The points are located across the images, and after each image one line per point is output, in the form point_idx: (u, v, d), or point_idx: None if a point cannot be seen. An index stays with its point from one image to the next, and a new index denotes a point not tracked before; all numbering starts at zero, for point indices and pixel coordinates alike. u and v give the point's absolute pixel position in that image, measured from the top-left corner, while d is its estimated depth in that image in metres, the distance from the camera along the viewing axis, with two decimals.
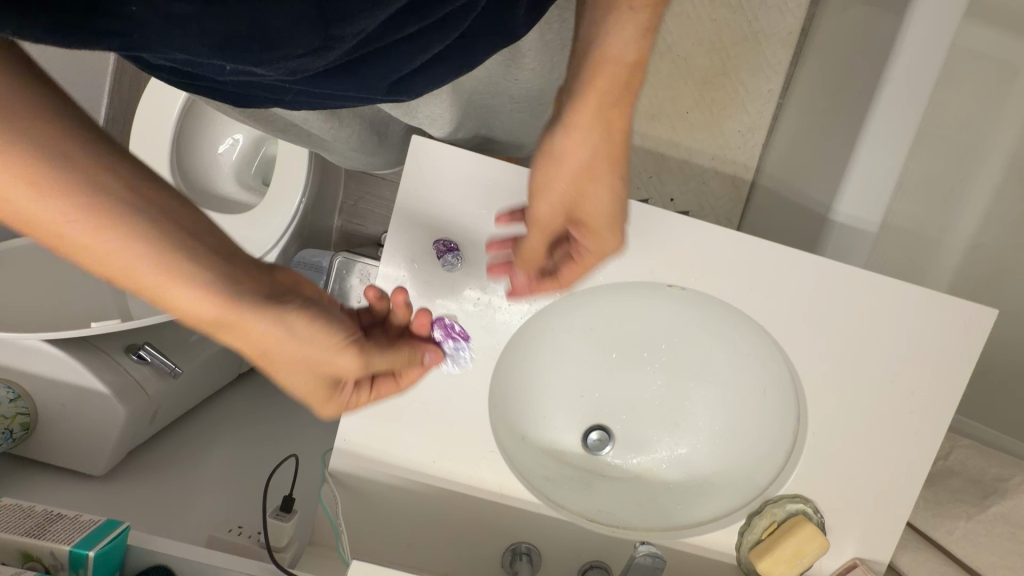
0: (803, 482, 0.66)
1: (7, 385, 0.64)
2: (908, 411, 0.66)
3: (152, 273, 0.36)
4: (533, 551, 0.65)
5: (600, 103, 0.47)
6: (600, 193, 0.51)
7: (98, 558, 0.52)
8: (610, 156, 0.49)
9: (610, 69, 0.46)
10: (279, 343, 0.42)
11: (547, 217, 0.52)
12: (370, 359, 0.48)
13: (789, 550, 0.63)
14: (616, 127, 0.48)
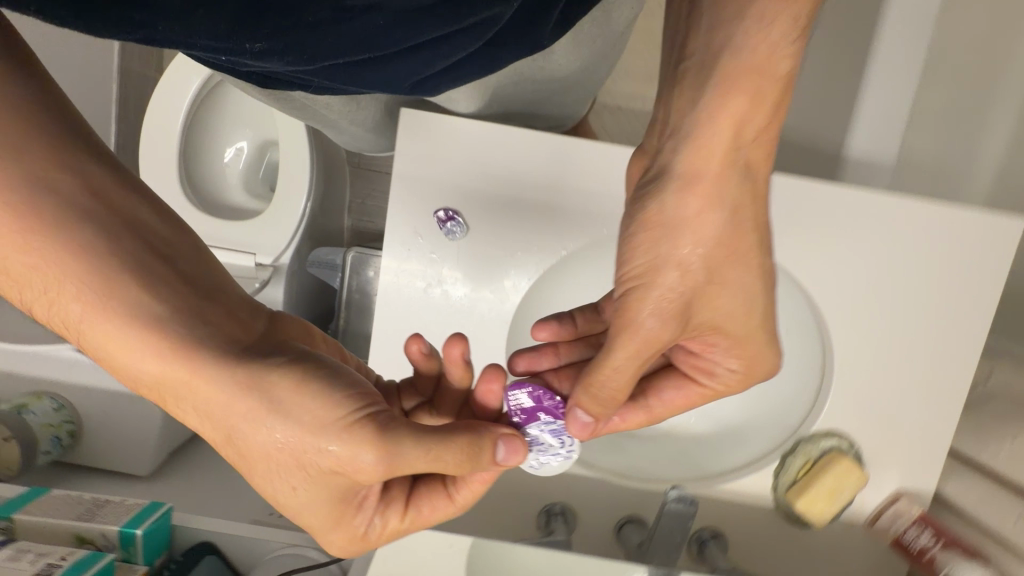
0: (834, 417, 0.65)
1: (51, 397, 0.67)
2: (939, 332, 0.64)
3: (99, 320, 0.35)
4: (567, 511, 0.66)
5: (733, 143, 0.43)
6: (739, 285, 0.47)
7: (145, 536, 0.57)
8: (747, 212, 0.46)
9: (750, 84, 0.42)
10: (262, 420, 0.38)
11: (660, 329, 0.47)
12: (396, 463, 0.40)
13: (827, 487, 0.62)
14: (749, 178, 0.45)
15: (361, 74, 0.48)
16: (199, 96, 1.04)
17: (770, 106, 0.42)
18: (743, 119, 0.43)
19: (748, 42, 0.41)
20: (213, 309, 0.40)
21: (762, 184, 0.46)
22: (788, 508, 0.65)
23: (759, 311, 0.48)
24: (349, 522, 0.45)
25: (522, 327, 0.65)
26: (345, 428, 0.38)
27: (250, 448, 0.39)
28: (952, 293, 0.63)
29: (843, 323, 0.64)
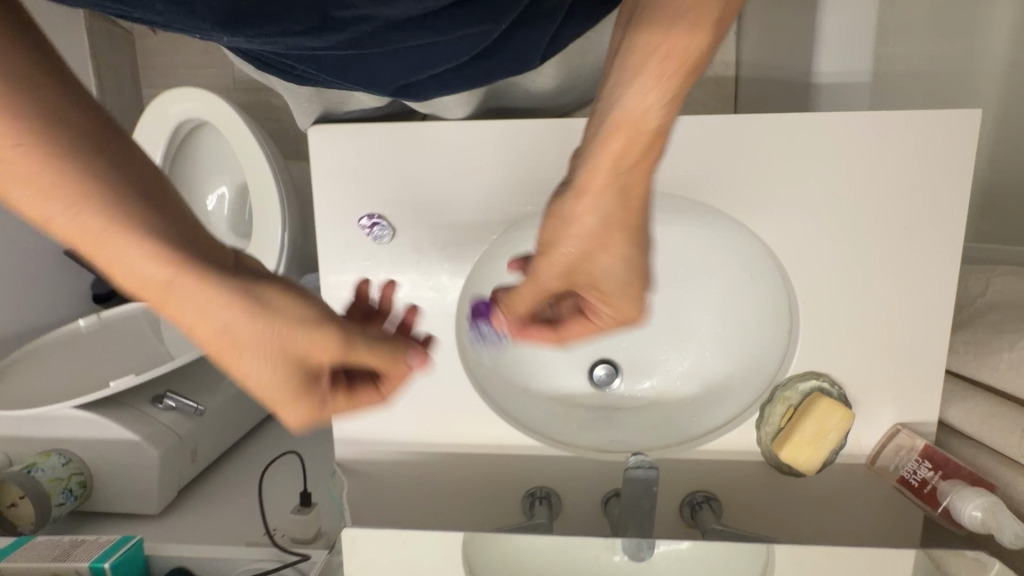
0: (812, 358, 0.61)
1: (59, 453, 0.72)
2: (908, 249, 0.59)
3: (70, 205, 0.35)
4: (551, 494, 0.65)
5: (615, 167, 0.42)
6: (617, 257, 0.45)
7: (116, 566, 0.61)
8: (624, 225, 0.44)
9: (625, 131, 0.41)
10: (230, 309, 0.39)
11: (551, 277, 0.47)
12: (355, 345, 0.42)
13: (811, 431, 0.59)
14: (630, 197, 0.44)
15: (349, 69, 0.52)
16: (173, 146, 1.11)
17: (641, 155, 0.42)
18: (615, 157, 0.42)
19: (630, 98, 0.41)
20: (182, 221, 0.41)
21: (636, 214, 0.45)
22: (776, 459, 0.62)
23: (632, 287, 0.46)
24: (310, 411, 0.43)
25: (468, 316, 0.66)
26: (315, 318, 0.41)
27: (219, 334, 0.39)
28: (915, 208, 0.58)
29: (801, 258, 0.60)
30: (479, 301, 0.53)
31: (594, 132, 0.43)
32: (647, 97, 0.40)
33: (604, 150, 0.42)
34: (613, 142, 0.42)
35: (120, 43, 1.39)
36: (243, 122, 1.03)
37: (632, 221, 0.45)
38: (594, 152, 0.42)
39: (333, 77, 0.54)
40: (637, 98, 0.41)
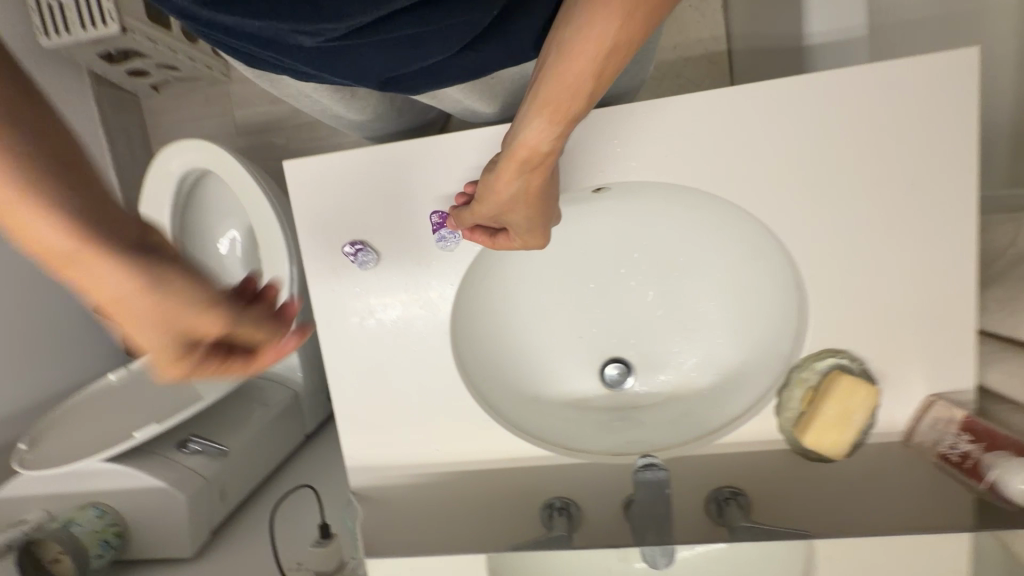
0: (828, 336, 0.58)
1: (94, 505, 0.75)
2: (918, 208, 0.55)
3: None
4: (569, 505, 0.62)
5: (519, 170, 0.50)
6: (524, 216, 0.55)
7: None
8: (527, 201, 0.53)
9: (523, 154, 0.48)
10: (125, 287, 0.36)
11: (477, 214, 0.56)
12: (233, 317, 0.39)
13: (833, 413, 0.55)
14: (532, 191, 0.52)
15: (339, 68, 0.50)
16: (179, 198, 1.14)
17: (537, 173, 0.50)
18: (514, 171, 0.50)
19: (526, 132, 0.47)
20: (72, 168, 0.35)
21: (538, 204, 0.54)
22: (803, 446, 0.58)
23: (539, 223, 0.56)
24: (176, 372, 0.40)
25: (464, 331, 0.66)
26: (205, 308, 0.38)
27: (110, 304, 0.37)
28: (922, 161, 0.54)
29: (803, 229, 0.57)
30: (439, 217, 0.61)
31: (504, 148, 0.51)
32: (541, 131, 0.46)
33: (509, 169, 0.50)
34: (511, 162, 0.49)
35: (128, 107, 1.46)
36: (240, 166, 1.06)
37: (532, 201, 0.53)
38: (501, 161, 0.50)
39: (317, 73, 0.51)
40: (533, 134, 0.47)
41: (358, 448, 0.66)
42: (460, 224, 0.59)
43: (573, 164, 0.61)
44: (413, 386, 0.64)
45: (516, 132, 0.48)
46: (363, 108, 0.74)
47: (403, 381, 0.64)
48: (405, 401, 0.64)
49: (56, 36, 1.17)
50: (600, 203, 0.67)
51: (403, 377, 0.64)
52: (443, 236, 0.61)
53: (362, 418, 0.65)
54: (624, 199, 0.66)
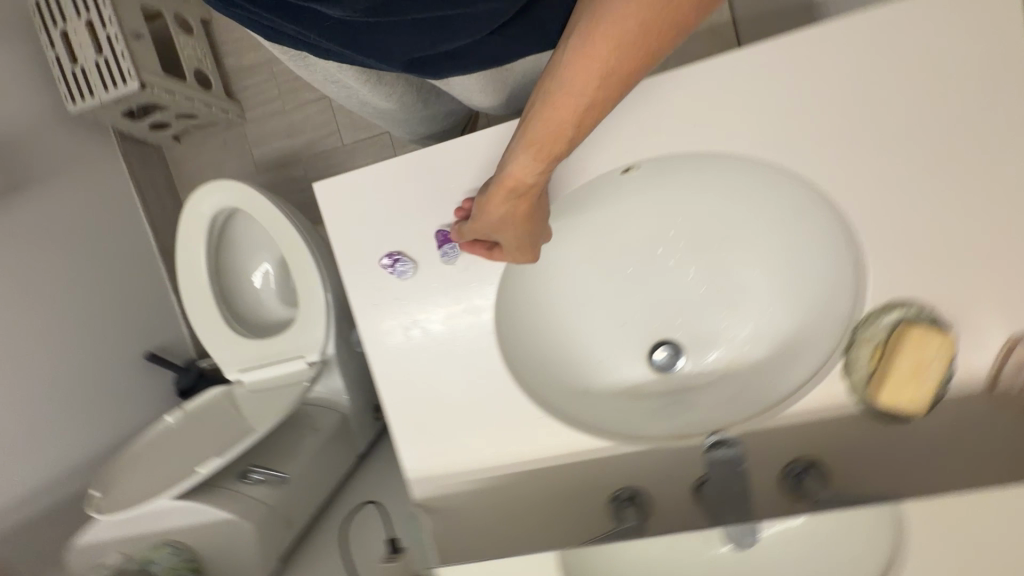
0: (889, 286, 0.55)
1: (171, 546, 0.75)
2: (970, 140, 0.52)
3: None
4: (637, 494, 0.60)
5: (506, 194, 0.53)
6: (515, 236, 0.57)
7: None
8: (514, 227, 0.56)
9: (509, 181, 0.52)
10: None
11: (473, 228, 0.57)
12: None
13: (907, 367, 0.52)
14: (518, 216, 0.55)
15: (361, 48, 0.50)
16: (212, 238, 1.17)
17: (521, 201, 0.54)
18: (502, 199, 0.53)
19: (512, 164, 0.51)
20: None
21: (523, 230, 0.57)
22: (874, 406, 0.55)
23: (528, 244, 0.58)
24: None
25: (508, 330, 0.65)
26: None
27: None
28: (966, 90, 0.51)
29: (847, 179, 0.54)
30: (444, 233, 0.61)
31: (494, 177, 0.54)
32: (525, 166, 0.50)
33: (498, 198, 0.53)
34: (501, 188, 0.52)
35: (152, 160, 1.51)
36: (266, 200, 1.08)
37: (520, 226, 0.56)
38: (490, 186, 0.54)
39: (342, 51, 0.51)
40: (519, 167, 0.51)
41: (416, 459, 0.66)
42: (459, 239, 0.60)
43: (597, 147, 0.60)
44: (464, 391, 0.63)
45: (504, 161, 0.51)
46: (388, 92, 0.75)
47: (452, 387, 0.63)
48: (458, 407, 0.64)
49: (82, 100, 1.23)
50: (627, 184, 0.66)
51: (452, 382, 0.63)
52: (446, 250, 0.61)
53: (417, 428, 0.65)
54: (652, 176, 0.65)
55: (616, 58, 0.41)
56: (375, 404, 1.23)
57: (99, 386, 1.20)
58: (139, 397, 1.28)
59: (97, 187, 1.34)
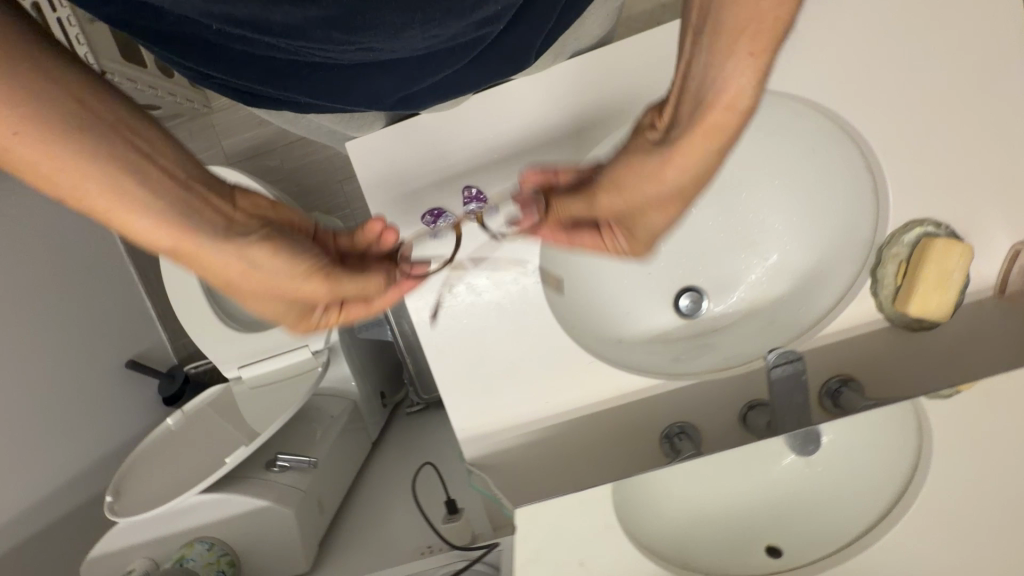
0: (908, 206, 0.60)
1: (201, 540, 0.72)
2: (968, 69, 0.58)
3: (172, 236, 0.48)
4: (686, 427, 0.63)
5: (708, 137, 0.47)
6: (663, 213, 0.54)
7: None
8: (688, 197, 0.53)
9: (720, 115, 0.46)
10: (259, 275, 0.52)
11: (602, 206, 0.55)
12: (335, 284, 0.54)
13: (933, 277, 0.57)
14: (696, 182, 0.51)
15: (350, 92, 0.54)
16: None
17: (717, 139, 0.47)
18: (695, 150, 0.48)
19: (723, 81, 0.45)
20: (168, 185, 0.48)
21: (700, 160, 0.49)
22: (903, 317, 0.61)
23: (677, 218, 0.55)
24: None
25: (553, 283, 0.67)
26: (307, 273, 0.53)
27: (246, 287, 0.53)
28: (967, 23, 0.58)
29: (864, 111, 0.60)
30: (473, 191, 0.62)
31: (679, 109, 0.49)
32: (605, 246, 0.58)
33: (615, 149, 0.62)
34: (700, 130, 0.47)
35: None
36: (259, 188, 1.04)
37: (668, 215, 0.54)
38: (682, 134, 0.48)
39: (331, 102, 0.55)
40: (574, 206, 0.56)
41: (467, 420, 0.66)
42: None
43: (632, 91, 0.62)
44: (512, 345, 0.64)
45: (635, 169, 0.52)
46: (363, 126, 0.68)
47: (499, 342, 0.64)
48: (507, 361, 0.64)
49: None
50: None
51: (500, 339, 0.64)
52: (474, 208, 0.62)
53: (468, 388, 0.65)
54: None
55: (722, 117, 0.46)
56: (381, 392, 1.21)
57: (83, 396, 1.12)
58: (124, 406, 1.21)
59: None
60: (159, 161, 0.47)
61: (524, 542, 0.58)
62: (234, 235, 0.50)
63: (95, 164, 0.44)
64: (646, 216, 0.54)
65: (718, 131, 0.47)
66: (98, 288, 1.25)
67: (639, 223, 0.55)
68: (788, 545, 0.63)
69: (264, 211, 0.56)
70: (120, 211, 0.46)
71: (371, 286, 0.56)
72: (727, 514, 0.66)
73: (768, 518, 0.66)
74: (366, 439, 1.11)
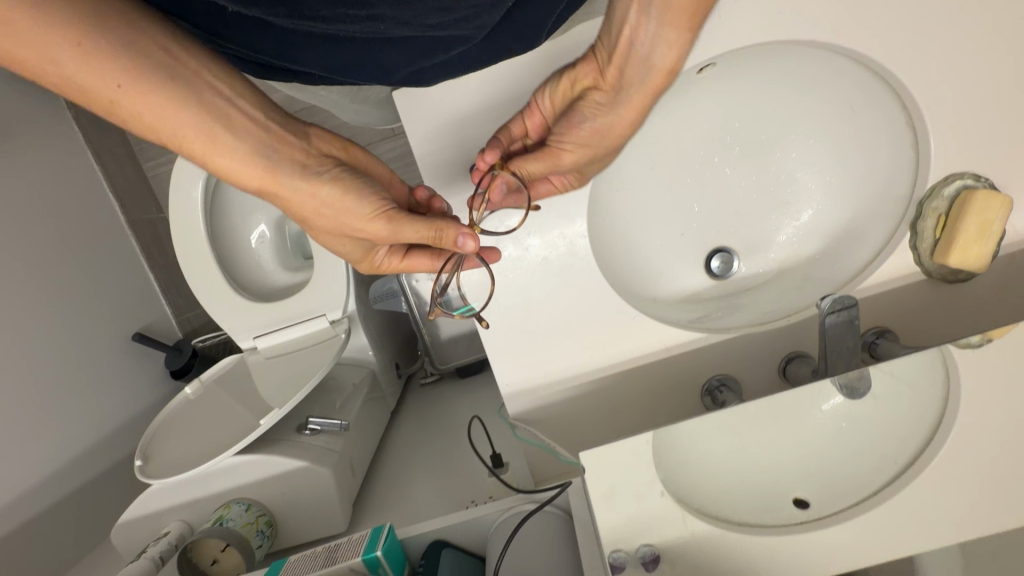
0: (948, 159, 0.62)
1: (238, 500, 0.72)
2: (1015, 19, 0.58)
3: (256, 174, 0.51)
4: (727, 380, 0.65)
5: (650, 95, 0.55)
6: (608, 153, 0.61)
7: (387, 553, 0.56)
8: (623, 141, 0.60)
9: (660, 79, 0.53)
10: (327, 214, 0.54)
11: (568, 160, 0.58)
12: (397, 229, 0.54)
13: (974, 228, 0.60)
14: (637, 125, 0.59)
15: (361, 63, 0.52)
16: (206, 198, 1.07)
17: (654, 96, 0.55)
18: (640, 104, 0.55)
19: (663, 53, 0.50)
20: (249, 125, 0.50)
21: (638, 113, 0.56)
22: (940, 270, 0.64)
23: (608, 158, 0.62)
24: None
25: (602, 241, 0.68)
26: (371, 215, 0.54)
27: (319, 225, 0.56)
28: None
29: (914, 63, 0.59)
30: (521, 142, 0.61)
31: (623, 71, 0.53)
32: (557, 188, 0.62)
33: None
34: (652, 88, 0.54)
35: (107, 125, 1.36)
36: None
37: (610, 153, 0.61)
38: (632, 90, 0.55)
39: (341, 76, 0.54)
40: (537, 165, 0.58)
41: (512, 375, 0.67)
42: None
43: None
44: (559, 297, 0.64)
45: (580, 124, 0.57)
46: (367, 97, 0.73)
47: (546, 296, 0.64)
48: (554, 314, 0.65)
49: None
50: (696, 87, 0.67)
51: (547, 295, 0.64)
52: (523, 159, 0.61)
53: (515, 343, 0.66)
54: (720, 78, 0.67)
55: (664, 80, 0.53)
56: (395, 362, 1.20)
57: (92, 369, 1.09)
58: (133, 380, 1.17)
59: (55, 155, 1.19)
60: (238, 105, 0.49)
61: (597, 481, 0.58)
62: (309, 174, 0.53)
63: (181, 105, 0.45)
64: (588, 164, 0.60)
65: (660, 89, 0.54)
66: (99, 259, 1.21)
67: (583, 169, 0.61)
68: (814, 495, 0.62)
69: (337, 151, 0.58)
70: (211, 149, 0.48)
71: (431, 232, 0.54)
72: (755, 467, 0.64)
73: (796, 472, 0.64)
74: (386, 408, 1.11)
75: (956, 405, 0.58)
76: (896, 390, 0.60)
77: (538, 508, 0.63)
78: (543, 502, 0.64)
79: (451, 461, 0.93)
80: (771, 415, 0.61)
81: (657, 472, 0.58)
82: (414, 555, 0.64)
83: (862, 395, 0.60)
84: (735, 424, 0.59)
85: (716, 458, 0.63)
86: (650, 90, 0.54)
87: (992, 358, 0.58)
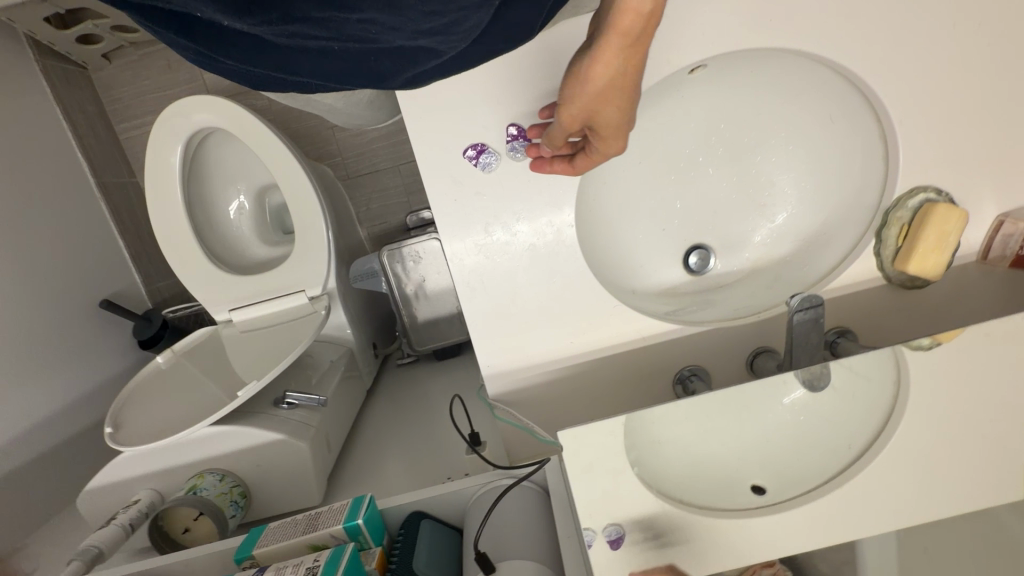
0: (915, 173, 0.66)
1: (211, 471, 0.73)
2: (985, 46, 0.63)
3: None
4: (699, 369, 0.69)
5: (623, 42, 0.48)
6: (616, 108, 0.54)
7: (367, 522, 0.57)
8: (623, 93, 0.53)
9: (625, 20, 0.46)
10: None
11: (567, 120, 0.56)
12: None
13: (933, 239, 0.64)
14: (627, 76, 0.51)
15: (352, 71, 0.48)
16: (184, 166, 1.04)
17: (624, 42, 0.48)
18: (614, 50, 0.48)
19: None
20: None
21: (619, 60, 0.49)
22: (900, 276, 0.68)
23: (629, 116, 0.55)
24: None
25: (588, 231, 0.70)
26: None
27: None
28: (989, 5, 0.62)
29: (892, 82, 0.63)
30: (516, 129, 0.63)
31: (602, 17, 0.48)
32: (587, 153, 0.60)
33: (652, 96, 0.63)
34: (615, 35, 0.47)
35: (78, 83, 1.30)
36: (257, 120, 0.99)
37: (624, 106, 0.54)
38: (600, 37, 0.48)
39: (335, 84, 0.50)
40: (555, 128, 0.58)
41: (493, 357, 0.69)
42: None
43: (680, 39, 0.62)
44: (543, 282, 0.66)
45: (568, 77, 0.53)
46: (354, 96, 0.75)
47: (530, 281, 0.66)
48: (537, 298, 0.67)
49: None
50: (688, 87, 0.69)
51: (533, 281, 0.66)
52: (517, 146, 0.63)
53: (499, 325, 0.68)
54: (712, 80, 0.69)
55: (629, 22, 0.46)
56: (373, 341, 1.21)
57: (55, 334, 1.05)
58: (97, 347, 1.14)
59: (20, 107, 1.13)
60: None
61: (576, 461, 0.60)
62: None
63: None
64: (593, 120, 0.55)
65: (629, 31, 0.47)
66: (68, 224, 1.18)
67: (597, 126, 0.56)
68: (771, 482, 0.65)
69: None
70: None
71: None
72: (717, 456, 0.67)
73: (758, 460, 0.67)
74: (363, 386, 1.11)
75: (908, 402, 0.63)
76: (856, 387, 0.64)
77: (515, 483, 0.66)
78: (519, 478, 0.66)
79: (427, 440, 0.94)
80: (738, 407, 0.64)
81: (628, 455, 0.61)
82: (392, 526, 0.65)
83: (822, 389, 0.63)
84: (703, 413, 0.62)
85: (685, 446, 0.66)
86: (616, 33, 0.47)
87: (947, 361, 0.62)
